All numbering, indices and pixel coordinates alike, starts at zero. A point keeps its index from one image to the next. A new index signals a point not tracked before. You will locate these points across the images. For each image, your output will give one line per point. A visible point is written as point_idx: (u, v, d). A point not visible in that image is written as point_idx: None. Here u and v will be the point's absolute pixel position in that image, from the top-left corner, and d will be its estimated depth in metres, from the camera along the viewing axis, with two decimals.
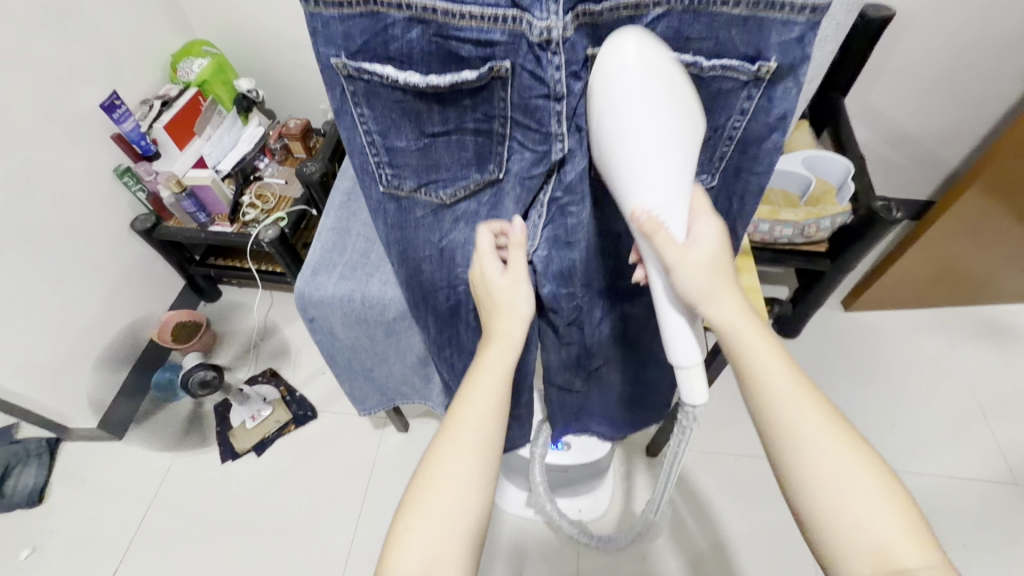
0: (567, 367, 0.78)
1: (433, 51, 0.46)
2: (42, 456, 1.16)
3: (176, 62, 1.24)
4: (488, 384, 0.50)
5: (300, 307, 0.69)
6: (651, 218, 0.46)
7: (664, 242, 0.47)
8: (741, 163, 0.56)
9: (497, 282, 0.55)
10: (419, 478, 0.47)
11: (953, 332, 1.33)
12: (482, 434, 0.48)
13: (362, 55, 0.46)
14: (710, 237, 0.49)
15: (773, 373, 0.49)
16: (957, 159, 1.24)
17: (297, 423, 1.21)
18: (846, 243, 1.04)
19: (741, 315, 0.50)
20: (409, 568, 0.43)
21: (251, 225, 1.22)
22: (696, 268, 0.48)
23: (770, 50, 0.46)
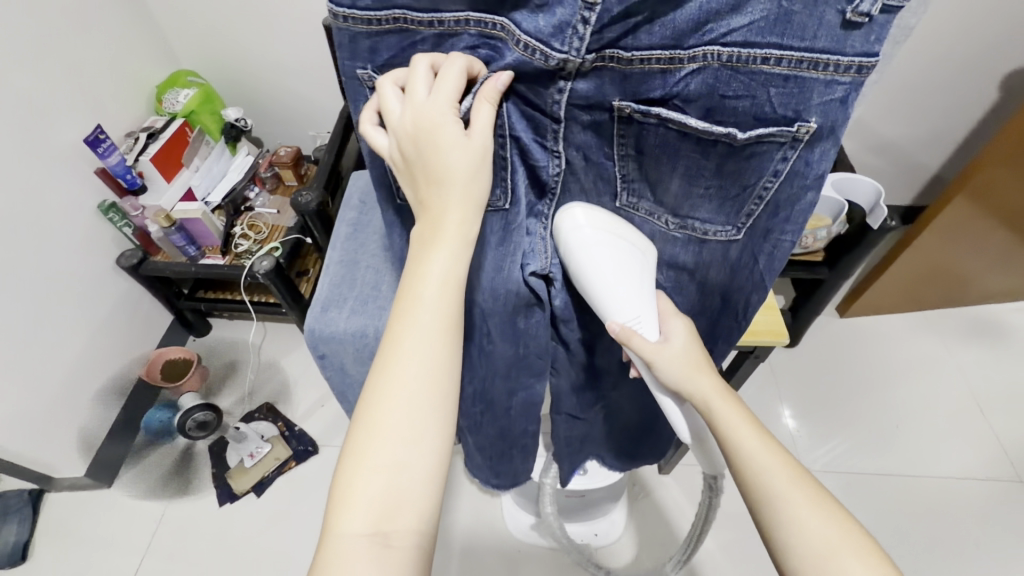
0: (578, 391, 0.70)
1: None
2: (24, 509, 1.09)
3: (162, 92, 1.23)
4: (436, 300, 0.41)
5: (310, 344, 0.67)
6: (625, 328, 0.50)
7: (640, 346, 0.49)
8: (771, 225, 0.48)
9: (454, 149, 0.42)
10: (360, 423, 0.39)
11: (945, 333, 1.36)
12: (432, 364, 0.40)
13: (390, 70, 0.46)
14: (680, 335, 0.51)
15: (753, 446, 0.45)
16: (938, 166, 1.28)
17: (298, 459, 1.17)
18: (843, 251, 1.06)
19: (718, 393, 0.47)
20: (358, 524, 0.36)
21: (245, 256, 1.20)
22: (671, 358, 0.49)
23: (810, 111, 0.39)
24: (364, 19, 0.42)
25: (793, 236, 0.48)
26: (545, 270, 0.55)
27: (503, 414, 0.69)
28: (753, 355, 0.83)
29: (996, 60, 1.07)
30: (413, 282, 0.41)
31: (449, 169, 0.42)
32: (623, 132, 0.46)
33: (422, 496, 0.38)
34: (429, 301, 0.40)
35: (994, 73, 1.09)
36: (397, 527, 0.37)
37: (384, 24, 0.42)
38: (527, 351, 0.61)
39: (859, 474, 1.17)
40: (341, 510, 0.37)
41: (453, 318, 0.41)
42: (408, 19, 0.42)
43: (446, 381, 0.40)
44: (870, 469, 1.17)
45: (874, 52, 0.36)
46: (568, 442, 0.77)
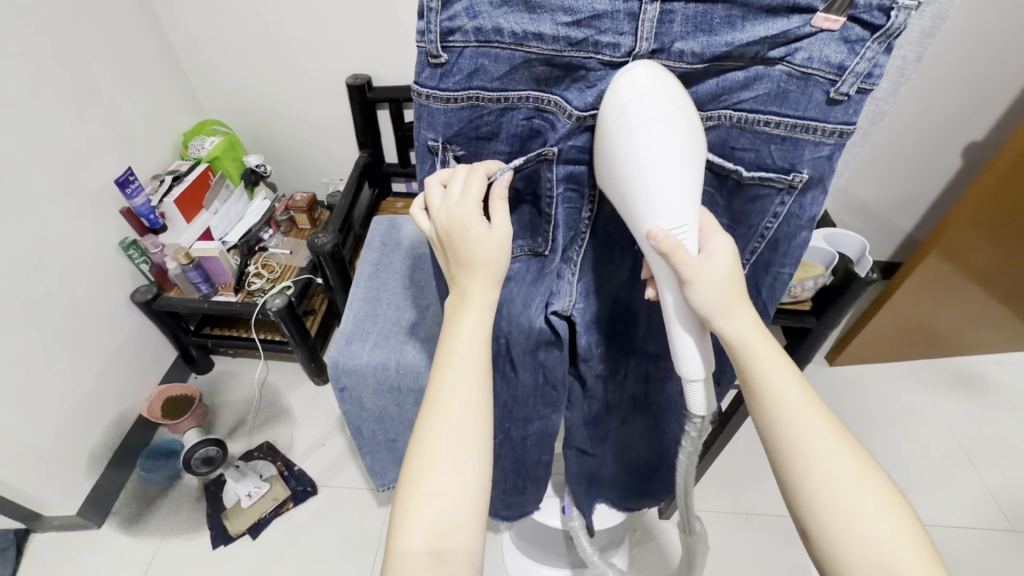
0: (589, 424, 0.73)
1: (518, 134, 0.50)
2: (8, 550, 1.06)
3: (187, 140, 1.29)
4: (471, 352, 0.45)
5: (333, 375, 0.70)
6: (670, 237, 0.41)
7: (682, 259, 0.41)
8: (772, 259, 0.55)
9: (482, 237, 0.46)
10: (413, 457, 0.42)
11: (928, 383, 1.41)
12: (471, 406, 0.43)
13: (456, 140, 0.51)
14: (725, 254, 0.44)
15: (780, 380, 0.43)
16: (912, 226, 1.38)
17: (296, 500, 1.16)
18: (829, 300, 1.13)
19: (754, 329, 0.44)
20: (415, 542, 0.39)
21: (257, 294, 1.23)
22: (712, 283, 0.43)
23: (803, 164, 0.46)
24: (440, 97, 0.48)
25: (790, 270, 0.54)
26: (567, 310, 0.58)
27: (517, 444, 0.72)
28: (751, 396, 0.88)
29: (956, 133, 1.19)
30: (451, 337, 0.45)
31: (477, 252, 0.45)
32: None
33: (470, 522, 0.40)
34: (464, 353, 0.45)
35: (954, 144, 1.21)
36: (450, 545, 0.39)
37: (458, 101, 0.48)
38: (546, 382, 0.64)
39: None
40: (400, 530, 0.39)
41: (485, 362, 0.45)
42: (481, 96, 0.47)
43: (481, 420, 0.43)
44: None
45: (853, 122, 0.43)
46: (578, 480, 0.80)
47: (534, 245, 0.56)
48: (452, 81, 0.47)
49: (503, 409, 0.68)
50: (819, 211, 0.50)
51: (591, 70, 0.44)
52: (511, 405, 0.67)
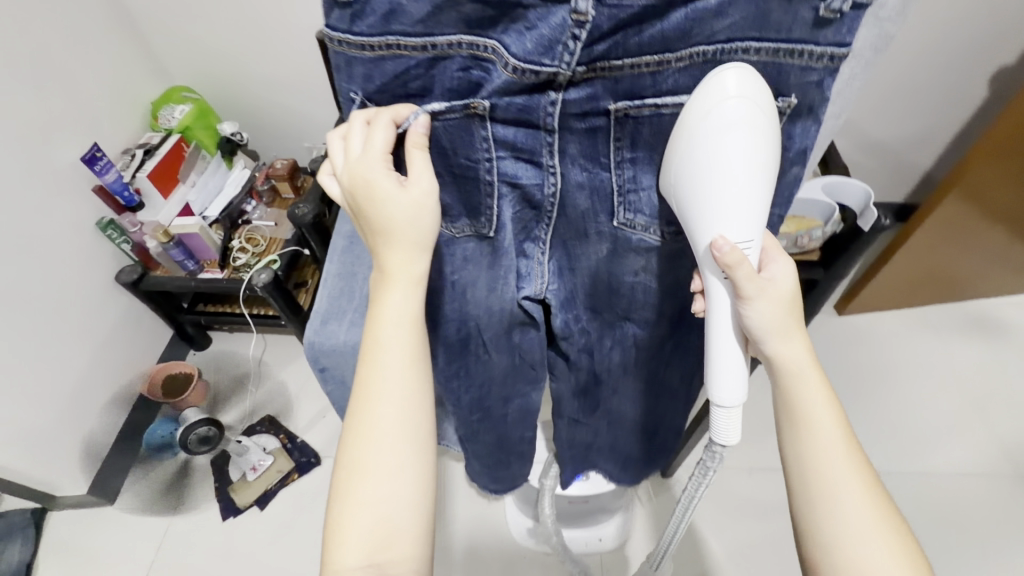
0: (577, 394, 0.73)
1: (454, 89, 0.45)
2: (28, 528, 1.09)
3: (157, 109, 1.23)
4: (400, 341, 0.45)
5: (310, 356, 0.67)
6: (733, 251, 0.42)
7: (745, 274, 0.43)
8: (761, 198, 0.51)
9: (394, 204, 0.44)
10: (342, 466, 0.43)
11: (942, 329, 1.36)
12: (398, 407, 0.44)
13: (380, 96, 0.46)
14: (787, 277, 0.46)
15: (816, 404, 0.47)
16: (930, 164, 1.29)
17: (301, 471, 1.17)
18: (838, 251, 1.06)
19: (806, 358, 0.48)
20: (354, 551, 0.41)
21: (243, 269, 1.20)
22: (773, 304, 0.45)
23: (790, 89, 0.42)
24: (357, 44, 0.43)
25: (780, 211, 0.51)
26: (539, 293, 0.59)
27: (500, 420, 0.73)
28: None
29: (984, 57, 1.08)
30: (375, 327, 0.45)
31: (388, 217, 0.45)
32: (618, 136, 0.46)
33: (406, 525, 0.43)
34: (389, 345, 0.45)
35: (981, 70, 1.10)
36: (390, 554, 0.41)
37: (377, 50, 0.43)
38: (520, 362, 0.67)
39: None
40: (336, 546, 0.42)
41: (417, 355, 0.45)
42: (400, 44, 0.42)
43: (417, 419, 0.44)
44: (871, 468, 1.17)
45: (847, 42, 0.39)
46: (571, 447, 0.80)
47: (477, 226, 0.54)
48: (366, 24, 0.42)
49: (481, 387, 0.68)
50: (810, 142, 0.46)
51: (531, 8, 0.39)
52: (493, 379, 0.67)
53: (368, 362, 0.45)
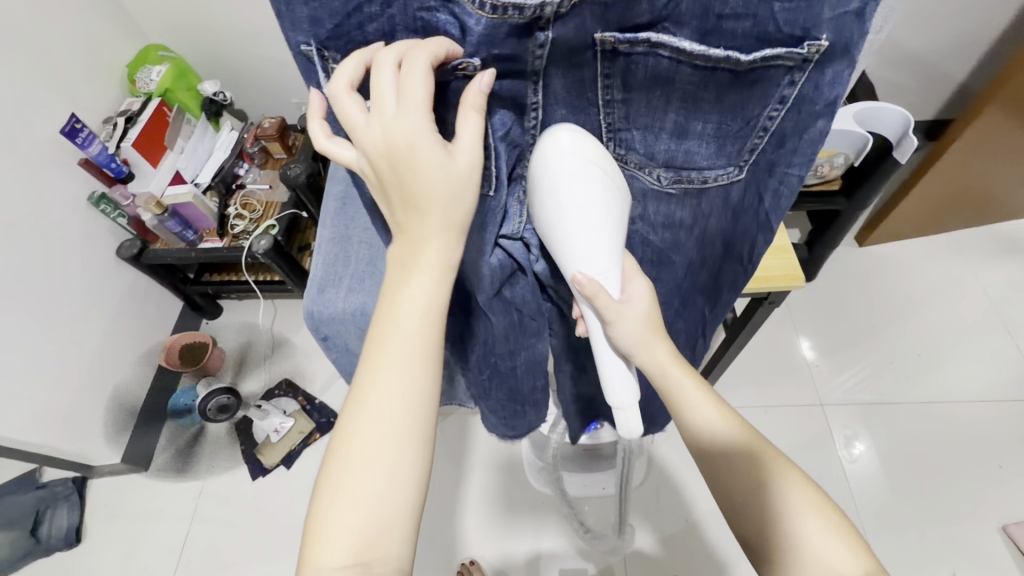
0: (578, 352, 0.72)
1: (417, 31, 0.39)
2: (71, 496, 1.15)
3: (133, 72, 1.16)
4: (416, 335, 0.40)
5: (312, 326, 0.66)
6: (592, 282, 0.45)
7: (605, 302, 0.46)
8: (777, 157, 0.47)
9: (432, 172, 0.39)
10: (334, 458, 0.39)
11: (969, 254, 1.30)
12: (404, 404, 0.39)
13: (335, 46, 0.40)
14: (643, 296, 0.50)
15: (699, 408, 0.48)
16: (966, 74, 1.18)
17: (322, 430, 1.20)
18: (861, 177, 1.00)
19: (671, 359, 0.50)
20: (336, 552, 0.36)
21: (242, 237, 1.17)
22: (630, 322, 0.48)
23: (821, 27, 0.37)
24: None
25: (800, 170, 0.47)
26: (516, 234, 0.54)
27: (508, 375, 0.69)
28: (768, 303, 0.80)
29: None
30: (390, 310, 0.40)
31: (421, 179, 0.39)
32: (608, 73, 0.41)
33: (400, 530, 0.38)
34: (406, 334, 0.40)
35: None
36: (378, 557, 0.37)
37: None
38: (518, 318, 0.62)
39: (880, 403, 1.15)
40: (317, 544, 0.37)
41: (427, 354, 0.40)
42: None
43: (417, 434, 0.39)
44: (888, 397, 1.16)
45: None
46: (574, 402, 0.80)
47: None
48: None
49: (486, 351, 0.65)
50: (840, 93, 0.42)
51: None
52: (497, 341, 0.63)
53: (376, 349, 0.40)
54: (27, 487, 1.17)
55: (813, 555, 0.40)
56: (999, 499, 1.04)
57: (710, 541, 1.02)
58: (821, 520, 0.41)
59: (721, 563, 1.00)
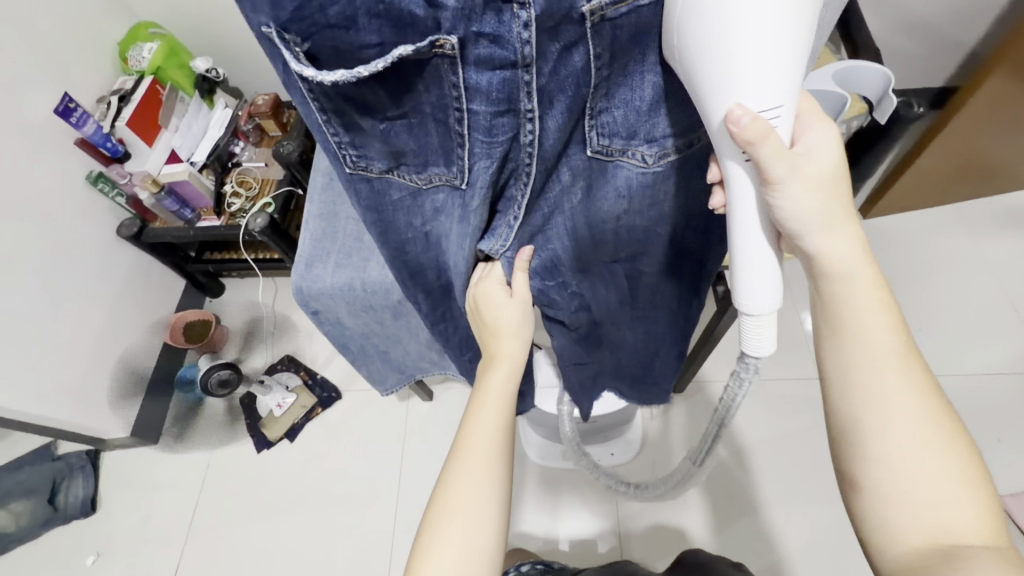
0: (579, 343, 0.71)
1: (380, 14, 0.38)
2: (85, 467, 1.19)
3: (125, 49, 1.16)
4: (497, 408, 0.51)
5: (301, 301, 0.67)
6: (754, 121, 0.38)
7: (771, 148, 0.39)
8: None
9: (502, 305, 0.57)
10: (435, 503, 0.47)
11: (974, 226, 1.28)
12: (486, 460, 0.48)
13: (296, 27, 0.38)
14: (827, 149, 0.43)
15: (862, 305, 0.44)
16: (977, 39, 1.14)
17: (323, 405, 1.23)
18: (863, 148, 0.98)
19: (853, 251, 0.44)
20: None
21: (239, 214, 1.18)
22: (808, 186, 0.42)
23: None
24: None
25: None
26: (494, 254, 0.57)
27: None
28: None
29: None
30: (480, 395, 0.52)
31: (500, 320, 0.56)
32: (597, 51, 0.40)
33: (480, 568, 0.44)
34: (489, 407, 0.51)
35: None
36: None
37: None
38: None
39: None
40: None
41: (508, 416, 0.51)
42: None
43: (499, 472, 0.48)
44: None
45: None
46: (580, 383, 0.78)
47: (449, 173, 0.49)
48: None
49: (469, 328, 0.70)
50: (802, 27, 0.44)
51: None
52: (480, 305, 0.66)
53: (469, 421, 0.50)
54: (44, 459, 1.21)
55: (938, 509, 0.39)
56: (995, 471, 1.04)
57: (702, 514, 1.04)
58: (960, 486, 0.39)
59: (713, 531, 1.02)
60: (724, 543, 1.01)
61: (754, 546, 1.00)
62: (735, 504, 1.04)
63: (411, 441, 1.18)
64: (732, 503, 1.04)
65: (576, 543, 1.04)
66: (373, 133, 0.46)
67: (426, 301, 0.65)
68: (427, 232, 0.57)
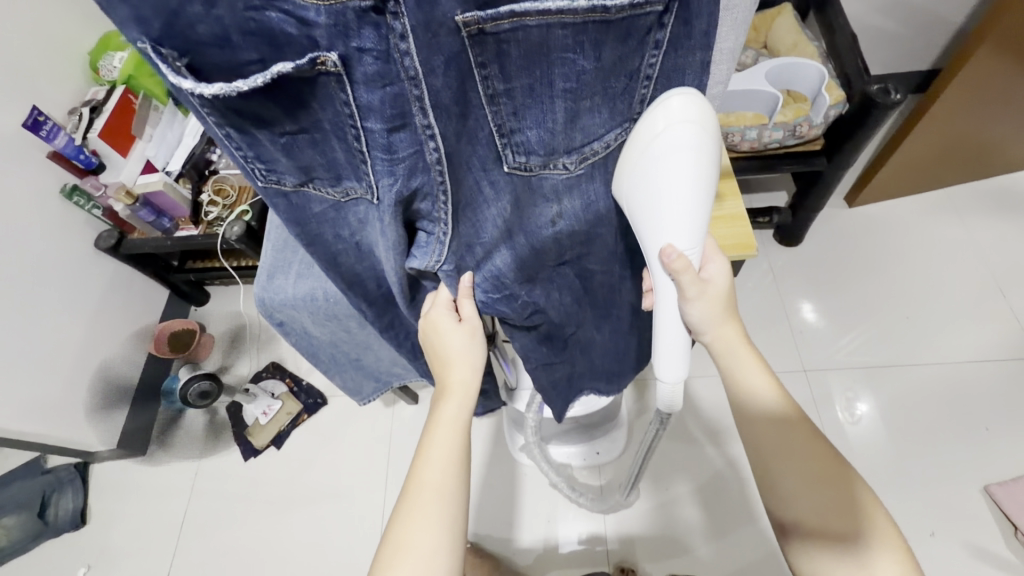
0: (547, 343, 0.71)
1: (253, 31, 0.35)
2: (75, 480, 1.19)
3: (95, 59, 1.15)
4: (448, 435, 0.51)
5: (265, 313, 0.67)
6: (680, 258, 0.48)
7: (689, 280, 0.49)
8: None
9: (451, 335, 0.55)
10: (387, 546, 0.46)
11: (963, 210, 1.26)
12: (439, 500, 0.47)
13: (173, 42, 0.35)
14: (722, 275, 0.52)
15: (754, 377, 0.52)
16: (960, 20, 1.13)
17: (309, 411, 1.23)
18: (844, 137, 0.96)
19: (739, 340, 0.53)
20: None
21: (217, 223, 1.16)
22: (710, 303, 0.51)
23: None
24: None
25: None
26: (431, 270, 0.53)
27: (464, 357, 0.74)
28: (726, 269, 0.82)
29: None
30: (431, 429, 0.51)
31: (450, 349, 0.55)
32: (481, 59, 0.38)
33: None
34: (440, 441, 0.50)
35: None
36: None
37: None
38: None
39: (870, 366, 1.13)
40: None
41: (456, 456, 0.50)
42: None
43: (453, 507, 0.47)
44: (883, 359, 1.14)
45: None
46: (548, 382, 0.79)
47: (362, 188, 0.46)
48: None
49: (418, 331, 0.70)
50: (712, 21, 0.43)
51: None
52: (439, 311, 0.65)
53: (421, 457, 0.50)
54: (33, 473, 1.21)
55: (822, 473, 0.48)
56: (987, 460, 1.03)
57: (686, 508, 1.04)
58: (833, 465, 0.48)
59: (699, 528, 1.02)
60: (720, 538, 1.01)
61: (744, 544, 1.00)
62: (724, 499, 1.04)
63: (399, 444, 1.18)
64: (719, 500, 1.04)
65: (583, 541, 1.04)
66: (275, 148, 0.43)
67: (370, 309, 0.63)
68: (357, 242, 0.55)
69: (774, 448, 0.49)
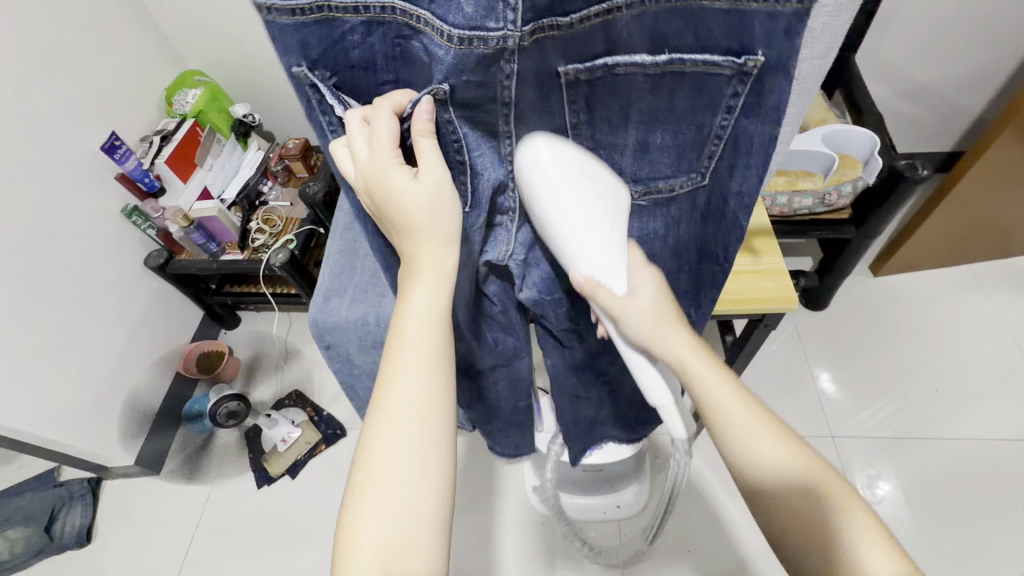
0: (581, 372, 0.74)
1: (395, 57, 0.41)
2: (86, 495, 1.18)
3: (170, 94, 1.25)
4: (418, 393, 0.42)
5: (315, 334, 0.70)
6: (591, 280, 0.46)
7: (608, 299, 0.47)
8: (736, 160, 0.49)
9: (412, 197, 0.43)
10: (346, 514, 0.40)
11: (989, 287, 1.28)
12: (409, 470, 0.40)
13: (326, 65, 0.40)
14: (650, 287, 0.50)
15: (725, 397, 0.47)
16: (979, 107, 1.19)
17: (327, 442, 1.22)
18: (871, 208, 1.00)
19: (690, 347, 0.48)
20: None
21: (262, 250, 1.22)
22: (641, 317, 0.48)
23: (755, 43, 0.40)
24: (286, 8, 0.36)
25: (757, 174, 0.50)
26: (503, 259, 0.56)
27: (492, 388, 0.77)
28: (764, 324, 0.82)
29: None
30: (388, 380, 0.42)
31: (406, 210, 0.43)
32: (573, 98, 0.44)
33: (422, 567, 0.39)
34: (408, 392, 0.42)
35: None
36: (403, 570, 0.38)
37: (310, 14, 0.36)
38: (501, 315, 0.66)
39: (899, 437, 1.11)
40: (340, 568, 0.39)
41: (429, 401, 0.42)
42: (331, 6, 0.36)
43: (431, 480, 0.40)
44: (913, 430, 1.12)
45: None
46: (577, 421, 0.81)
47: None
48: None
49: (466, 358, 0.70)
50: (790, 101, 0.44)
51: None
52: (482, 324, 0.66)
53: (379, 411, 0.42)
54: (46, 484, 1.21)
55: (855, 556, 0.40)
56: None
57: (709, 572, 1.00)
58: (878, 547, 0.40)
59: None
60: None
61: None
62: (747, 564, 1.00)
63: None
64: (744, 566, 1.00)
65: None
66: None
67: None
68: None
69: (775, 520, 0.44)
